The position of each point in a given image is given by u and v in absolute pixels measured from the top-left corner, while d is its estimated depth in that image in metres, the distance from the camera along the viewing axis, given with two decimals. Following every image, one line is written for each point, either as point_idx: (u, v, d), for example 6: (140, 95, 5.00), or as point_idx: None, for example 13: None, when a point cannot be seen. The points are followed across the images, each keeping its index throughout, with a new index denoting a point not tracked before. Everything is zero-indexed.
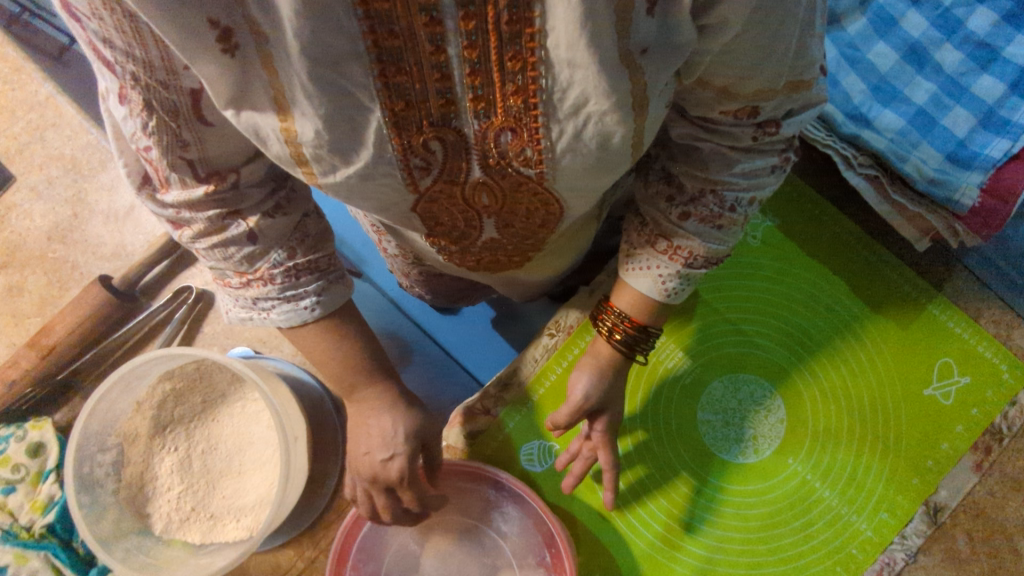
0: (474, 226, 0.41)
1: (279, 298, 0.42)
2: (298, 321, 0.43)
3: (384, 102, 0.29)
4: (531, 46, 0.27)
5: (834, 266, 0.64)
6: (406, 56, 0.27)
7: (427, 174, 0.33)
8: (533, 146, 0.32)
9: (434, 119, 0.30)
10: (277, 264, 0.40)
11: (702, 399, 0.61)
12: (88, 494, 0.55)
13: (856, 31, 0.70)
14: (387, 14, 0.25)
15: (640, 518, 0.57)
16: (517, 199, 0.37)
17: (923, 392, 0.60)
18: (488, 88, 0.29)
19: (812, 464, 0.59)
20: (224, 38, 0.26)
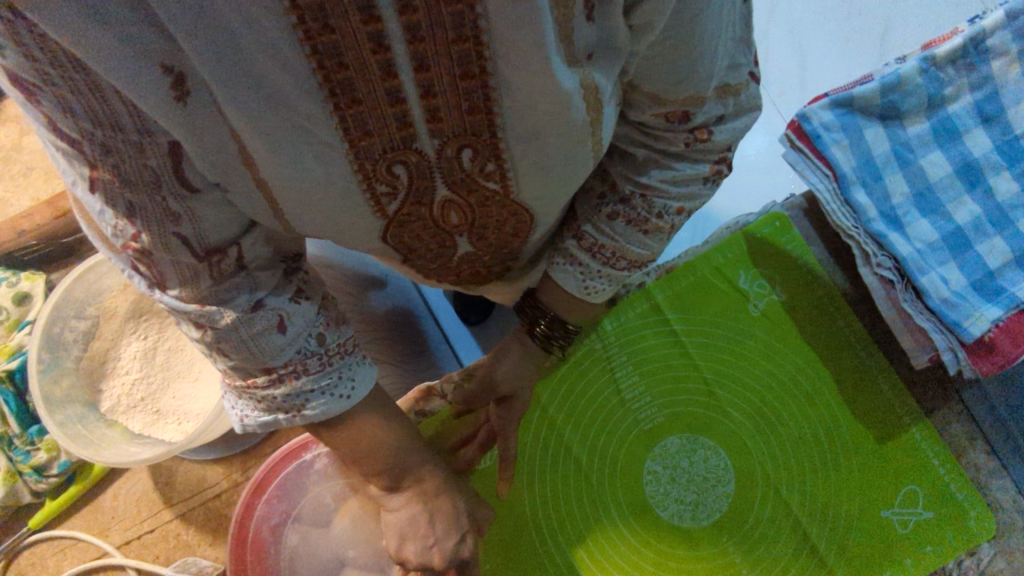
0: (447, 244, 0.49)
1: (312, 389, 0.42)
2: (334, 409, 0.44)
3: (344, 134, 0.31)
4: (481, 63, 0.29)
5: (829, 359, 0.61)
6: (359, 86, 0.29)
7: (394, 198, 0.38)
8: (492, 158, 0.37)
9: (395, 144, 0.33)
10: (309, 353, 0.41)
11: (655, 450, 0.60)
12: (50, 353, 0.58)
13: (915, 133, 0.59)
14: (333, 47, 0.26)
15: (558, 544, 0.58)
16: (486, 213, 0.44)
17: (880, 513, 0.57)
18: (445, 109, 0.32)
19: (744, 549, 0.57)
20: (177, 85, 0.26)
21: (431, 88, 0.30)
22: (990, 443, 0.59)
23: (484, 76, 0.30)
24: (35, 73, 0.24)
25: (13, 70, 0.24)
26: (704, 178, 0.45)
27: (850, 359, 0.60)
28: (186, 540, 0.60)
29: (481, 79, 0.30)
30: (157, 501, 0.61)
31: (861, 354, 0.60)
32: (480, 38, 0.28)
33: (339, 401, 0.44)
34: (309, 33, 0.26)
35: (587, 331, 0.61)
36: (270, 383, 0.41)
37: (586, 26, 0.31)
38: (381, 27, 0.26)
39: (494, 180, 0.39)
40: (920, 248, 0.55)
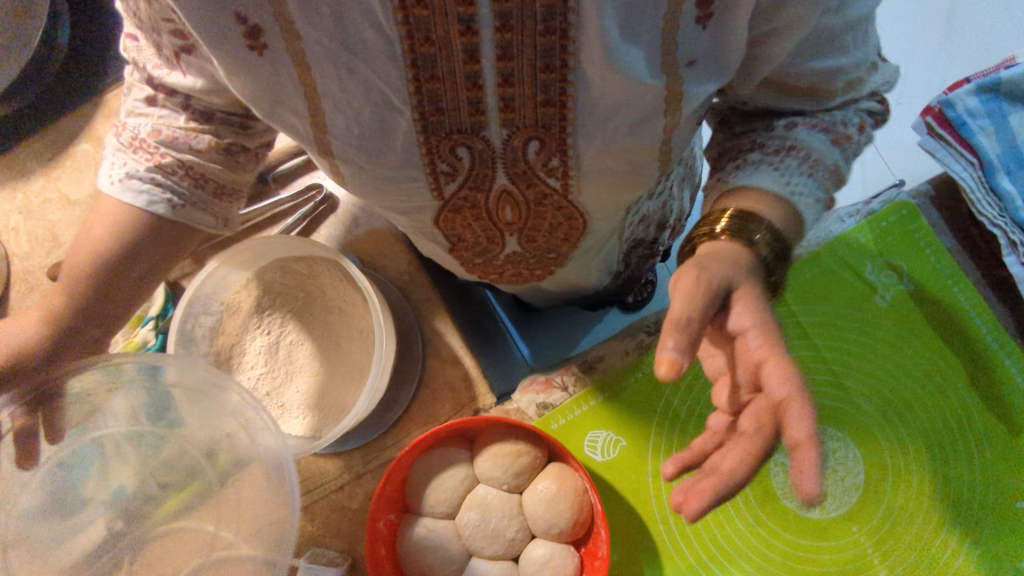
0: (497, 242, 0.56)
1: (139, 173, 0.49)
2: (110, 183, 0.49)
3: (417, 105, 0.39)
4: (563, 57, 0.36)
5: (960, 349, 0.60)
6: (440, 64, 0.36)
7: (453, 179, 0.45)
8: (557, 156, 0.43)
9: (465, 126, 0.41)
10: (164, 154, 0.48)
11: (783, 441, 0.59)
12: (183, 349, 0.58)
13: None
14: (423, 20, 0.34)
15: (685, 536, 0.58)
16: (541, 213, 0.51)
17: (1014, 505, 0.56)
18: (519, 99, 0.38)
19: (876, 540, 0.57)
20: (253, 34, 0.35)
21: (510, 77, 0.37)
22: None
23: (564, 68, 0.37)
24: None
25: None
26: (872, 104, 0.48)
27: (980, 349, 0.59)
28: (312, 532, 0.59)
29: (560, 74, 0.37)
30: None
31: (993, 343, 0.59)
32: (567, 32, 0.34)
33: (115, 185, 0.49)
34: (405, 4, 0.33)
35: None
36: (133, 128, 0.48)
37: (694, 29, 0.36)
38: (471, 11, 0.33)
39: (555, 177, 0.45)
40: None
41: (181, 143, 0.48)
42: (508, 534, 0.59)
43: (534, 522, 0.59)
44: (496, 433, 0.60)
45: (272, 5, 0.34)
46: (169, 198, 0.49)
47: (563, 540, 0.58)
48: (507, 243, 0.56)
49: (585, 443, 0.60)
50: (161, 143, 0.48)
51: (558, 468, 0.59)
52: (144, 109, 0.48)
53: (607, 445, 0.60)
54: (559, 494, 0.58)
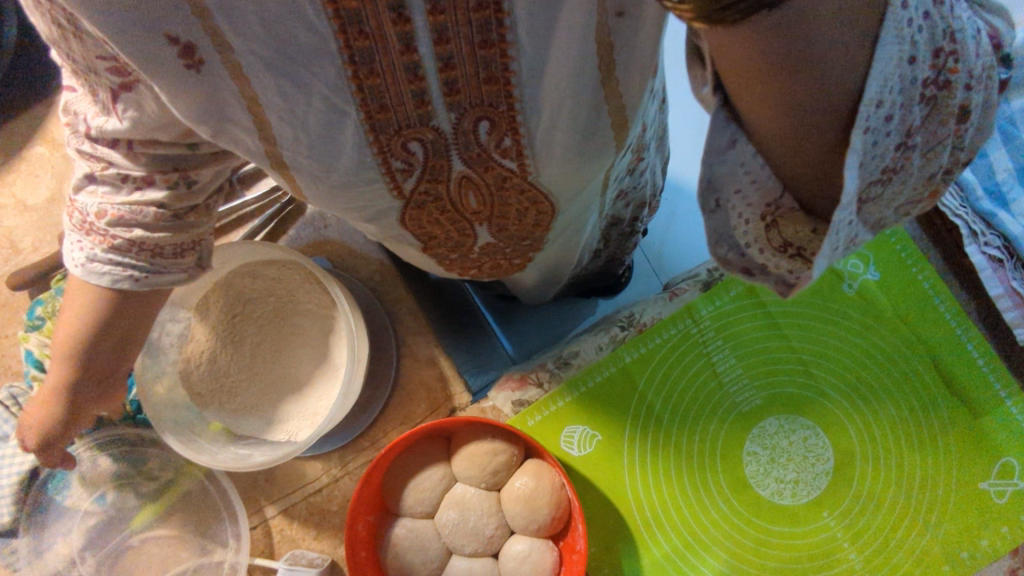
0: (469, 234, 0.54)
1: (98, 254, 0.44)
2: (73, 267, 0.45)
3: (361, 104, 0.36)
4: (501, 31, 0.33)
5: (924, 335, 0.61)
6: (378, 58, 0.33)
7: (410, 174, 0.43)
8: (510, 134, 0.41)
9: (413, 120, 0.38)
10: (116, 236, 0.43)
11: (754, 431, 0.60)
12: (151, 359, 0.58)
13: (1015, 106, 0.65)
14: (355, 12, 0.30)
15: (661, 527, 0.59)
16: (506, 199, 0.49)
17: (977, 484, 0.58)
18: (461, 81, 0.36)
19: (845, 523, 0.58)
20: (187, 53, 0.33)
21: (450, 59, 0.34)
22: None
23: (504, 45, 0.34)
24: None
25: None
26: None
27: (943, 332, 0.60)
28: (290, 534, 0.60)
29: (500, 49, 0.34)
30: (257, 499, 0.61)
31: (954, 326, 0.60)
32: (501, 6, 0.31)
33: (77, 270, 0.45)
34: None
35: (682, 316, 0.62)
36: (82, 211, 0.43)
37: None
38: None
39: (510, 157, 0.43)
40: None
41: (135, 226, 0.43)
42: (489, 532, 0.60)
43: (512, 518, 0.59)
44: (470, 431, 0.60)
45: (195, 15, 0.31)
46: (131, 275, 0.44)
47: (541, 535, 0.59)
48: (478, 234, 0.54)
49: (561, 439, 0.60)
50: (110, 225, 0.43)
51: (535, 467, 0.59)
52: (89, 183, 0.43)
53: (583, 440, 0.60)
54: (536, 491, 0.58)
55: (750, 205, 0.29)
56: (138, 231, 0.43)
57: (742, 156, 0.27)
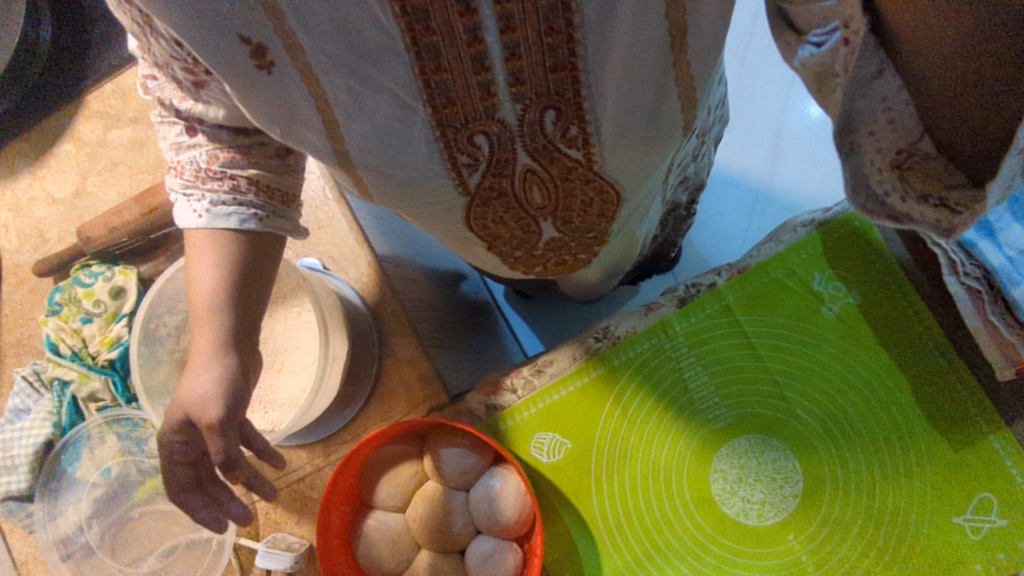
0: (533, 230, 0.56)
1: (224, 196, 0.48)
2: (190, 220, 0.49)
3: (428, 99, 0.39)
4: (568, 15, 0.35)
5: (904, 362, 0.59)
6: (445, 52, 0.36)
7: (475, 169, 0.46)
8: (577, 124, 0.43)
9: (479, 113, 0.41)
10: (236, 176, 0.48)
11: (723, 449, 0.60)
12: (148, 347, 0.62)
13: None
14: (421, 9, 0.33)
15: (624, 537, 0.60)
16: (571, 191, 0.50)
17: (952, 519, 0.57)
18: (526, 71, 0.38)
19: (811, 547, 0.58)
20: (261, 53, 0.37)
21: (516, 49, 0.36)
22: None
23: (570, 30, 0.36)
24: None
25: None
26: None
27: (924, 361, 0.59)
28: (274, 517, 0.64)
29: (565, 35, 0.36)
30: (245, 483, 0.65)
31: (936, 357, 0.59)
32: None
33: (199, 216, 0.48)
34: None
35: (656, 331, 0.63)
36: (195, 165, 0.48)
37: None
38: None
39: (576, 146, 0.45)
40: (1012, 255, 0.52)
41: (243, 159, 0.48)
42: (456, 530, 0.62)
43: (480, 518, 0.61)
44: (442, 432, 0.62)
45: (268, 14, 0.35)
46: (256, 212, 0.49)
47: (507, 537, 0.61)
48: (542, 228, 0.56)
49: (531, 444, 0.61)
50: (223, 167, 0.48)
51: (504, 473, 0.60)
52: (188, 143, 0.48)
53: (553, 447, 0.61)
54: (505, 492, 0.60)
55: (879, 150, 0.30)
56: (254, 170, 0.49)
57: (886, 89, 0.28)
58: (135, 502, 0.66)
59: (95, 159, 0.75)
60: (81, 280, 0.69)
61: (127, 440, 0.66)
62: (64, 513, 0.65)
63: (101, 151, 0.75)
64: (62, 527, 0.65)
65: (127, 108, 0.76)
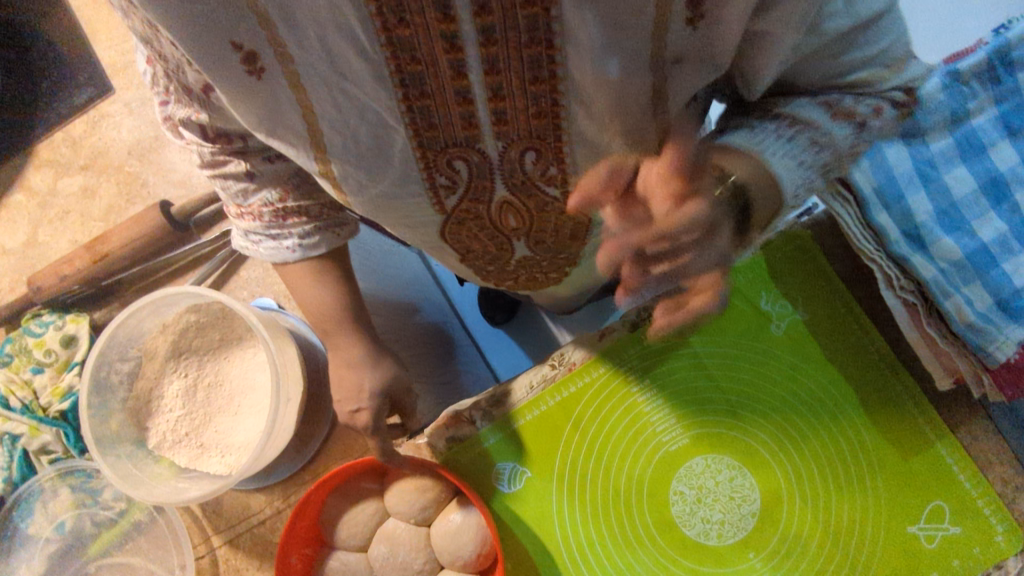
0: (506, 248, 0.61)
1: (289, 233, 0.57)
2: (279, 257, 0.58)
3: (402, 85, 0.39)
4: (551, 66, 0.38)
5: (852, 376, 0.61)
6: (429, 82, 0.39)
7: (453, 192, 0.51)
8: (556, 165, 0.49)
9: (461, 141, 0.45)
10: (299, 209, 0.56)
11: (681, 470, 0.61)
12: (99, 397, 0.61)
13: (938, 148, 0.56)
14: (407, 39, 0.36)
15: (587, 564, 0.60)
16: (543, 219, 0.56)
17: (907, 529, 0.58)
18: (510, 112, 0.42)
19: (771, 565, 0.59)
20: (248, 61, 0.39)
21: (496, 64, 0.38)
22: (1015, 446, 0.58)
23: (549, 49, 0.37)
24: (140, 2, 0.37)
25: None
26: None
27: (870, 374, 0.60)
28: (235, 564, 0.62)
29: (549, 85, 0.40)
30: (205, 530, 0.63)
31: (881, 369, 0.60)
32: (549, 6, 0.34)
33: (285, 251, 0.58)
34: (386, 24, 0.35)
35: (610, 355, 0.63)
36: (263, 212, 0.55)
37: (683, 31, 0.38)
38: (452, 28, 0.35)
39: (553, 185, 0.51)
40: (943, 268, 0.54)
41: (314, 188, 0.56)
42: (417, 566, 0.61)
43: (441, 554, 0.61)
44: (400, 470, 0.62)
45: (260, 25, 0.37)
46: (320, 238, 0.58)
47: (471, 571, 0.60)
48: (515, 248, 0.61)
49: (491, 475, 0.61)
50: (284, 205, 0.55)
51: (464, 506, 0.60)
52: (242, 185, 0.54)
53: (513, 476, 0.61)
54: (464, 526, 0.59)
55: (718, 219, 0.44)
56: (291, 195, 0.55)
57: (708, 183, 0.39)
58: (89, 559, 0.63)
59: None
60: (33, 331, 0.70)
61: (81, 492, 0.65)
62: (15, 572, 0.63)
63: None
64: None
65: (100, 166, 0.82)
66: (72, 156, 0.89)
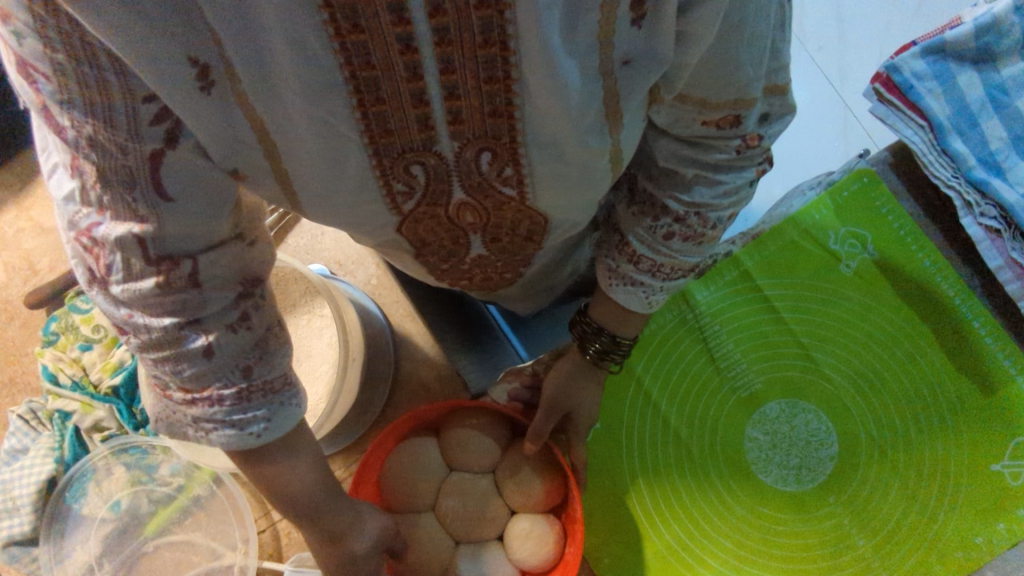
0: (461, 244, 0.49)
1: (223, 421, 0.38)
2: (240, 445, 0.39)
3: (365, 130, 0.33)
4: (507, 68, 0.30)
5: (928, 314, 0.60)
6: (383, 86, 0.30)
7: (410, 197, 0.40)
8: (512, 166, 0.37)
9: (416, 145, 0.35)
10: (230, 382, 0.37)
11: (755, 415, 0.59)
12: None
13: (1010, 74, 0.55)
14: (362, 45, 0.28)
15: (663, 515, 0.58)
16: (501, 215, 0.44)
17: (990, 466, 0.57)
18: (467, 111, 0.33)
19: (852, 510, 0.57)
20: (201, 74, 0.28)
21: (456, 89, 0.31)
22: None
23: (508, 80, 0.31)
24: (49, 63, 0.26)
25: (25, 58, 0.26)
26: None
27: (948, 311, 0.59)
28: (298, 537, 0.61)
29: (504, 84, 0.31)
30: (264, 503, 0.62)
31: (959, 306, 0.59)
32: (507, 44, 0.29)
33: (247, 438, 0.39)
34: (340, 30, 0.27)
35: (678, 302, 0.62)
36: (183, 401, 0.37)
37: (631, 32, 0.30)
38: (410, 30, 0.27)
39: (510, 185, 0.39)
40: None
41: (268, 353, 0.38)
42: (489, 514, 0.59)
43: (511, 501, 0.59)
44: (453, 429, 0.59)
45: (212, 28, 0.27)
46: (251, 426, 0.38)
47: (540, 510, 0.58)
48: (472, 244, 0.50)
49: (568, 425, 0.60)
50: (220, 386, 0.37)
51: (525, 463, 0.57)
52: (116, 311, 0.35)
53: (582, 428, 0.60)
54: (534, 467, 0.58)
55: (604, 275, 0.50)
56: (215, 331, 0.36)
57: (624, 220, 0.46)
58: (148, 537, 0.61)
59: None
60: (80, 307, 0.67)
61: (136, 469, 0.63)
62: (70, 555, 0.60)
63: None
64: (68, 570, 0.60)
65: None
66: None
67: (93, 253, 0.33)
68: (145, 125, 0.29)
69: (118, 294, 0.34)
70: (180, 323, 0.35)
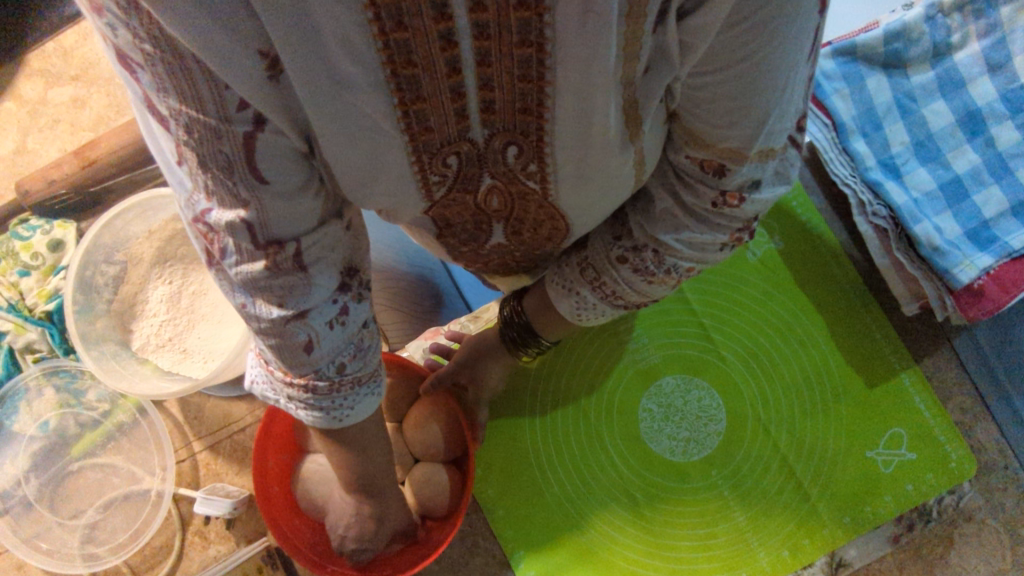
0: (483, 231, 0.45)
1: (311, 405, 0.38)
2: (325, 424, 0.40)
3: (405, 129, 0.30)
4: (541, 69, 0.28)
5: (826, 310, 0.64)
6: (424, 85, 0.28)
7: (444, 185, 0.36)
8: (537, 160, 0.34)
9: (452, 137, 0.32)
10: (324, 377, 0.37)
11: (651, 388, 0.63)
12: (84, 295, 0.62)
13: (919, 82, 0.61)
14: (404, 44, 0.26)
15: (554, 474, 0.61)
16: (524, 208, 0.41)
17: (866, 452, 0.61)
18: (500, 103, 0.30)
19: (732, 484, 0.60)
20: (271, 66, 0.26)
21: (490, 81, 0.29)
22: (989, 406, 0.62)
23: (541, 82, 0.29)
24: (139, 52, 0.24)
25: (121, 48, 0.25)
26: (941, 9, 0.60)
27: (843, 307, 0.64)
28: (215, 468, 0.65)
29: (538, 84, 0.29)
30: (186, 435, 0.66)
31: (855, 302, 0.64)
32: (544, 45, 0.27)
33: (333, 422, 0.40)
34: (383, 29, 0.25)
35: None
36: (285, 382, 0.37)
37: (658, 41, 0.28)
38: (451, 25, 0.25)
39: (535, 180, 0.36)
40: (916, 196, 0.59)
41: (363, 350, 0.38)
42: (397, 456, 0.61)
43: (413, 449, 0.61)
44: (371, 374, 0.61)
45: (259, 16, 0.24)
46: (333, 411, 0.39)
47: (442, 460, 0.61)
48: (493, 234, 0.45)
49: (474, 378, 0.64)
50: (302, 380, 0.37)
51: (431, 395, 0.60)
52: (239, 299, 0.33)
53: None
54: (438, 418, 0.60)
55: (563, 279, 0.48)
56: (320, 328, 0.34)
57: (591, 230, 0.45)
58: (74, 456, 0.65)
59: (37, 117, 0.75)
60: (19, 234, 0.69)
61: (66, 392, 0.66)
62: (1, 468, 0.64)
63: (42, 109, 0.75)
64: None
65: (75, 71, 0.76)
66: (63, 66, 0.76)
67: (208, 237, 0.31)
68: (232, 108, 0.26)
69: (234, 279, 0.32)
70: (286, 317, 0.33)
